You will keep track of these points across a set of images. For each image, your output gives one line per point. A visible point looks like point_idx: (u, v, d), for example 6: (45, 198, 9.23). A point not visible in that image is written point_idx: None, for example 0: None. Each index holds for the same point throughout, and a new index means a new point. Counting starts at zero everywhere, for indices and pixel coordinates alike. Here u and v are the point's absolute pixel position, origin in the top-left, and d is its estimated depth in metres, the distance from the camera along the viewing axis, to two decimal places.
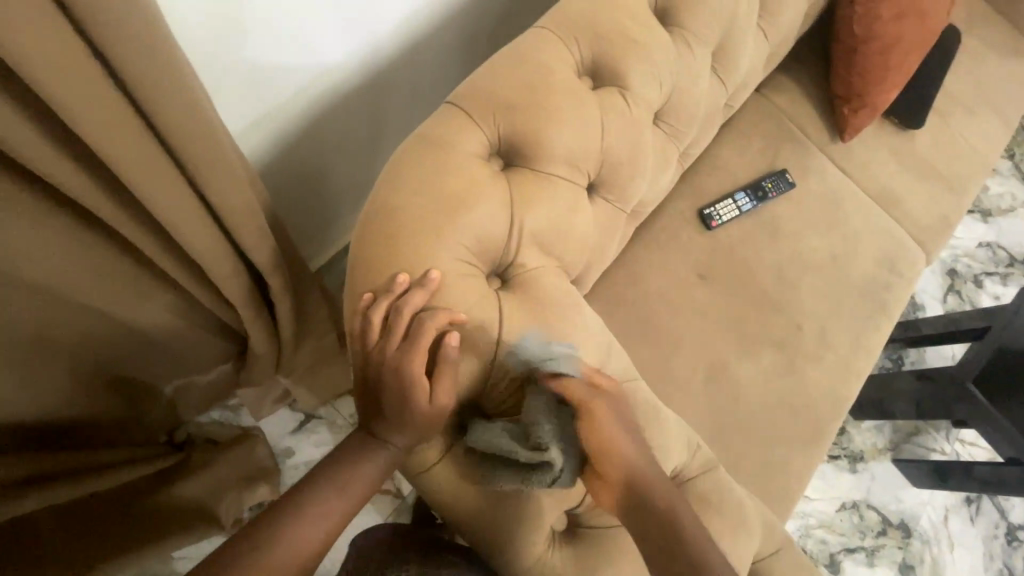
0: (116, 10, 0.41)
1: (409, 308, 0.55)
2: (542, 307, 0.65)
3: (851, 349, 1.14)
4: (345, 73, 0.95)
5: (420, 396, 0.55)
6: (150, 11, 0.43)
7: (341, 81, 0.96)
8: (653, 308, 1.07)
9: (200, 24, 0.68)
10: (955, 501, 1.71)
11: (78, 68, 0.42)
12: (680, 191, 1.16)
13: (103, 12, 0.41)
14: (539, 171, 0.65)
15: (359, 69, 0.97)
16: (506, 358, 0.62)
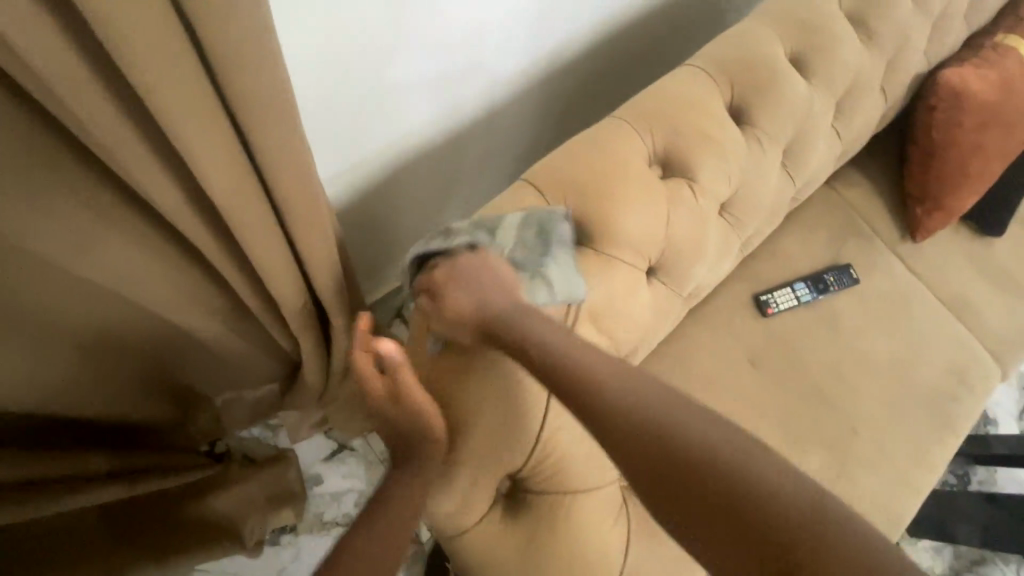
0: (246, 78, 0.47)
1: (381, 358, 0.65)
2: None
3: (912, 463, 1.07)
4: (426, 131, 1.03)
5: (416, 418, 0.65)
6: (276, 79, 0.49)
7: (422, 138, 1.03)
8: (698, 390, 1.04)
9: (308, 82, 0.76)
10: None
11: (209, 123, 0.48)
12: (738, 273, 1.15)
13: (237, 80, 0.46)
14: (607, 254, 0.67)
15: (439, 128, 1.04)
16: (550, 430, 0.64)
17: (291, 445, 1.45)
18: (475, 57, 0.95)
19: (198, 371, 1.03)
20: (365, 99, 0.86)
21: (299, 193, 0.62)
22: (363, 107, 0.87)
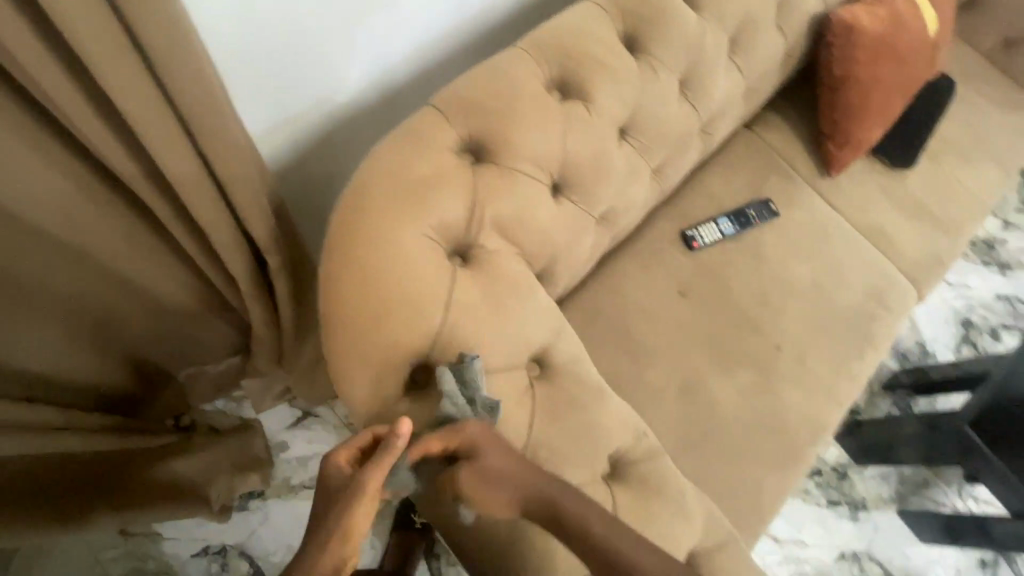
0: None
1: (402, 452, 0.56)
2: (495, 287, 0.70)
3: (833, 375, 1.14)
4: (359, 90, 1.06)
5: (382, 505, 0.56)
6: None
7: (354, 97, 1.06)
8: (630, 319, 1.11)
9: (228, 31, 0.79)
10: (969, 562, 1.61)
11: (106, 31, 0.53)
12: (666, 212, 1.22)
13: None
14: (508, 167, 0.73)
15: (372, 87, 1.08)
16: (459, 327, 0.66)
17: (255, 415, 1.48)
18: (399, 12, 0.99)
19: (149, 331, 1.12)
20: (290, 53, 0.89)
21: (210, 118, 0.67)
22: (289, 64, 0.91)
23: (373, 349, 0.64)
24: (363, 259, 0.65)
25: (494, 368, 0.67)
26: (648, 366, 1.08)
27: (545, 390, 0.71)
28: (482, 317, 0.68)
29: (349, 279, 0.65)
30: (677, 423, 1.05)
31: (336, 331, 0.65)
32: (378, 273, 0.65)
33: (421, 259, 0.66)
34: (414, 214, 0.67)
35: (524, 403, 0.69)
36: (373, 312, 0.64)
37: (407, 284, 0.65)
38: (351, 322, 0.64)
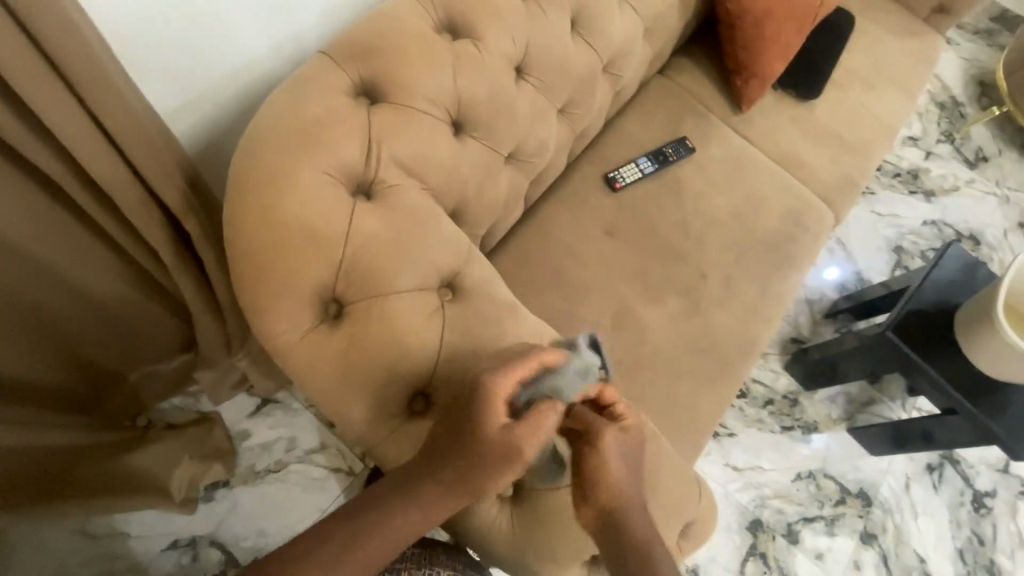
0: None
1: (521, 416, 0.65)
2: (398, 217, 0.73)
3: (758, 295, 1.21)
4: (275, 64, 1.02)
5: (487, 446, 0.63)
6: None
7: (271, 70, 1.02)
8: (561, 260, 1.15)
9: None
10: (915, 469, 1.71)
11: None
12: (589, 158, 1.27)
13: None
14: (403, 105, 0.76)
15: (288, 59, 1.04)
16: (362, 256, 0.70)
17: (214, 407, 1.47)
18: None
19: (90, 327, 1.12)
20: (192, 24, 0.85)
21: None
22: (189, 33, 0.86)
23: (279, 283, 0.66)
24: (261, 200, 0.67)
25: (402, 291, 0.71)
26: (582, 302, 1.12)
27: (456, 310, 0.75)
28: (388, 247, 0.71)
29: (250, 222, 0.67)
30: (613, 351, 1.10)
31: (245, 272, 0.67)
32: (276, 211, 0.67)
33: (319, 194, 0.69)
34: (308, 154, 0.69)
35: (435, 321, 0.73)
36: (275, 248, 0.67)
37: (306, 218, 0.68)
38: (254, 259, 0.67)
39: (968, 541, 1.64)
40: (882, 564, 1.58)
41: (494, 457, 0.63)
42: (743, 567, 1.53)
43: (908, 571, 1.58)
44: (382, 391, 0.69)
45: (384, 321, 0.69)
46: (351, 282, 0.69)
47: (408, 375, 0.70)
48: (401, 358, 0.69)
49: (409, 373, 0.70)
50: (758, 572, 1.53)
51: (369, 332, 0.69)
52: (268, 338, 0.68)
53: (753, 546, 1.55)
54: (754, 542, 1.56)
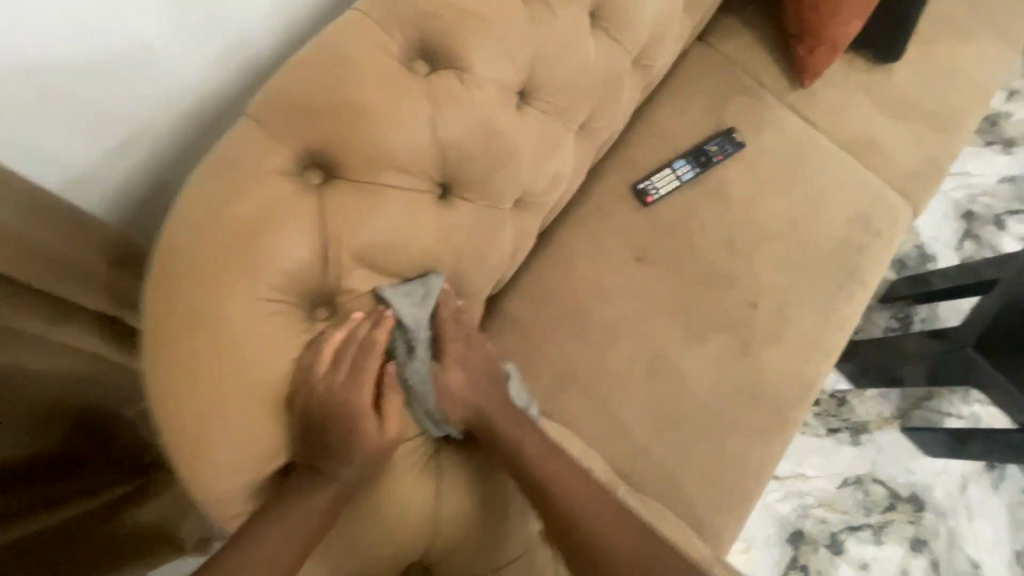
0: None
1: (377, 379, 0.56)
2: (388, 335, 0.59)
3: (818, 323, 1.02)
4: (223, 90, 0.78)
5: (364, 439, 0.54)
6: None
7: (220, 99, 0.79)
8: (582, 298, 0.97)
9: None
10: (973, 468, 1.57)
11: None
12: (613, 163, 1.05)
13: None
14: (369, 181, 0.56)
15: (240, 81, 0.80)
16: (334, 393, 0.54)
17: None
18: None
19: None
20: (84, 46, 0.61)
21: None
22: (82, 57, 0.62)
23: (219, 461, 0.50)
24: (180, 352, 0.50)
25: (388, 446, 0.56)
26: (608, 348, 0.95)
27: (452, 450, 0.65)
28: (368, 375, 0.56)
29: (170, 383, 0.49)
30: (648, 406, 0.94)
31: (169, 437, 0.51)
32: (206, 364, 0.50)
33: (261, 332, 0.51)
34: (241, 279, 0.51)
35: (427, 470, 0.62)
36: (208, 416, 0.50)
37: (249, 370, 0.51)
38: (180, 431, 0.50)
39: None
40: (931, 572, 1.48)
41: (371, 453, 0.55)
42: None
43: None
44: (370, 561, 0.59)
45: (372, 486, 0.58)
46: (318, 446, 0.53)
47: (398, 539, 0.60)
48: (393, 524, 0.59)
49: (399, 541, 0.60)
50: None
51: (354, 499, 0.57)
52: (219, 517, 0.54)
53: (794, 559, 1.46)
54: (795, 555, 1.46)
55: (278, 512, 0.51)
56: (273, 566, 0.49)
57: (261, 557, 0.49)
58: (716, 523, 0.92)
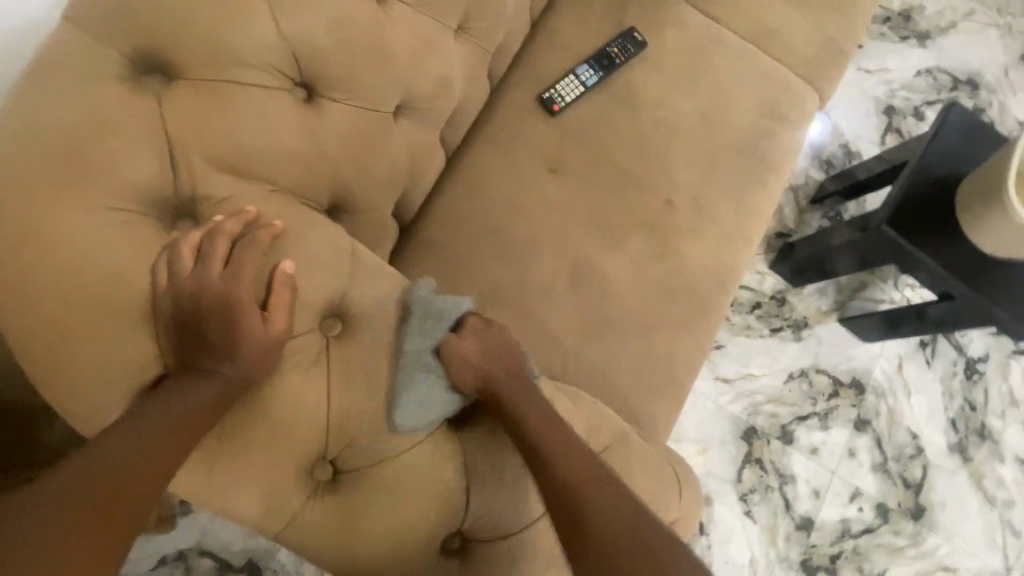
0: None
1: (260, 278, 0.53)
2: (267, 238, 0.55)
3: (735, 214, 1.03)
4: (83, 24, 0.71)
5: (245, 336, 0.51)
6: None
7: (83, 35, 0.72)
8: (498, 215, 0.96)
9: None
10: (908, 348, 1.65)
11: None
12: (517, 76, 1.03)
13: None
14: (211, 79, 0.54)
15: None
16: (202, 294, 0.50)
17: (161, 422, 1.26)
18: None
19: None
20: None
21: None
22: None
23: (83, 379, 0.49)
24: (19, 273, 0.47)
25: (267, 342, 0.52)
26: (530, 260, 0.95)
27: (347, 352, 0.57)
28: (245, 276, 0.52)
29: (18, 308, 0.48)
30: (575, 312, 0.94)
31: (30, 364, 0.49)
32: (53, 282, 0.48)
33: (104, 244, 0.49)
34: (74, 192, 0.48)
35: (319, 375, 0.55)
36: (62, 333, 0.48)
37: (100, 285, 0.48)
38: (38, 354, 0.48)
39: (960, 409, 1.63)
40: (876, 448, 1.57)
41: (256, 351, 0.51)
42: (740, 475, 1.51)
43: (901, 450, 1.58)
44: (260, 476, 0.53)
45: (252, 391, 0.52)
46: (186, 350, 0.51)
47: (291, 447, 0.54)
48: (280, 427, 0.53)
49: (290, 448, 0.53)
50: (756, 478, 1.51)
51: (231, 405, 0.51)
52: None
53: (749, 454, 1.53)
54: (750, 450, 1.53)
55: (154, 403, 0.48)
56: (147, 455, 0.47)
57: (135, 440, 0.47)
58: (653, 415, 0.94)
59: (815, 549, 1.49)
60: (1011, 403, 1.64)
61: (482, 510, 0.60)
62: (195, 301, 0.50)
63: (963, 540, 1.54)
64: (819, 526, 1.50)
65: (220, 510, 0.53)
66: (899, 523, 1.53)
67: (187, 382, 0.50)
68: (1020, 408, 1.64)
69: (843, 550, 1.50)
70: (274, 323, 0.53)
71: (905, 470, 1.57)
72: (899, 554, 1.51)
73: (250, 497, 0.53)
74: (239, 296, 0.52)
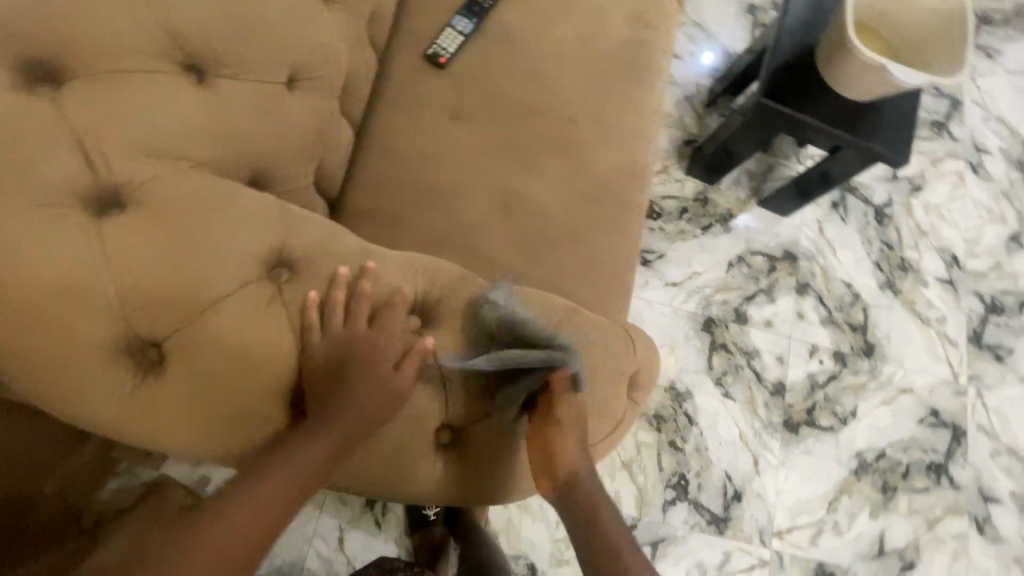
0: None
1: (208, 239, 0.59)
2: (203, 206, 0.60)
3: (631, 115, 1.12)
4: None
5: (212, 288, 0.58)
6: None
7: None
8: (418, 169, 1.02)
9: None
10: (824, 212, 1.81)
11: None
12: (400, 41, 1.09)
13: None
14: (109, 76, 0.60)
15: None
16: (154, 261, 0.56)
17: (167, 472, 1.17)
18: None
19: None
20: None
21: None
22: None
23: (59, 363, 0.53)
24: None
25: (226, 292, 0.59)
26: (456, 202, 1.01)
27: (300, 289, 0.64)
28: (191, 239, 0.58)
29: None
30: (511, 237, 1.01)
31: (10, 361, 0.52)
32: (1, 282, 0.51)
33: (40, 237, 0.52)
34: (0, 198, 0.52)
35: (279, 313, 0.62)
36: (30, 327, 0.52)
37: (50, 274, 0.52)
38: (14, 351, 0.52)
39: (881, 252, 1.80)
40: (820, 305, 1.73)
41: (225, 301, 0.59)
42: (710, 363, 1.63)
43: (841, 300, 1.74)
44: (250, 408, 0.61)
45: (222, 339, 0.58)
46: (150, 315, 0.56)
47: (273, 377, 0.61)
48: (256, 364, 0.60)
49: (270, 380, 0.61)
50: (725, 361, 1.64)
51: (205, 354, 0.58)
52: (96, 424, 0.57)
53: (713, 343, 1.65)
54: (713, 339, 1.65)
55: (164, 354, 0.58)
56: (170, 392, 0.58)
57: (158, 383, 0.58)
58: (610, 310, 1.02)
59: (792, 408, 1.63)
60: (921, 235, 1.83)
61: (454, 399, 0.71)
62: (152, 267, 0.56)
63: (913, 362, 1.71)
64: (790, 387, 1.64)
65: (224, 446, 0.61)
66: (856, 363, 1.69)
67: (177, 339, 0.58)
68: (929, 237, 1.84)
69: (816, 401, 1.64)
70: (231, 273, 0.59)
71: (849, 317, 1.73)
72: (863, 390, 1.67)
73: (249, 428, 0.61)
74: (189, 257, 0.57)
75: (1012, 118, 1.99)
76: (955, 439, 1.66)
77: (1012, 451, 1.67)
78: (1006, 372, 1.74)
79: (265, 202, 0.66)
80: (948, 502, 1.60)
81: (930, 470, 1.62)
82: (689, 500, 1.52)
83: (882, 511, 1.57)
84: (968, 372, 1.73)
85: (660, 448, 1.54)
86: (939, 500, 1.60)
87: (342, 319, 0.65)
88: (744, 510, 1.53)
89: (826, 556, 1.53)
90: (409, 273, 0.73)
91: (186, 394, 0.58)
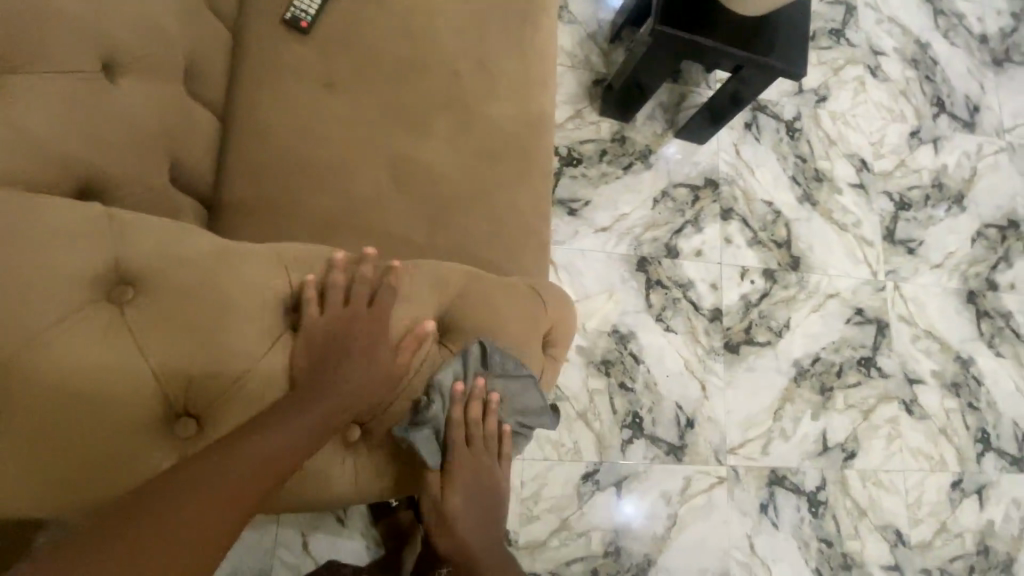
0: None
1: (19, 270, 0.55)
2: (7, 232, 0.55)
3: (521, 58, 1.05)
4: None
5: (31, 322, 0.54)
6: None
7: None
8: (296, 148, 0.93)
9: None
10: (738, 134, 1.83)
11: None
12: (252, 8, 0.98)
13: None
14: None
15: None
16: None
17: None
18: None
19: None
20: None
21: None
22: None
23: None
24: None
25: (43, 327, 0.55)
26: (346, 179, 0.93)
27: (143, 310, 0.60)
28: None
29: None
30: (411, 207, 0.95)
31: None
32: None
33: None
34: None
35: (121, 337, 0.59)
36: None
37: None
38: None
39: (796, 166, 1.85)
40: (745, 227, 1.76)
41: (51, 334, 0.55)
42: (648, 301, 1.65)
43: (764, 219, 1.78)
44: (104, 448, 0.57)
45: (47, 376, 0.55)
46: None
47: (130, 405, 0.58)
48: (105, 398, 0.57)
49: (121, 414, 0.58)
50: (663, 297, 1.65)
51: (34, 395, 0.54)
52: None
53: (649, 281, 1.66)
54: (648, 277, 1.66)
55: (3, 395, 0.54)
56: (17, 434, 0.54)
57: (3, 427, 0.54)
58: (530, 268, 0.98)
59: (731, 330, 1.68)
60: (831, 144, 1.89)
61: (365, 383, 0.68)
62: None
63: (835, 267, 1.79)
64: (726, 311, 1.69)
65: (103, 486, 0.57)
66: (784, 277, 1.75)
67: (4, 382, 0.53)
68: (838, 144, 1.89)
69: (752, 320, 1.70)
70: (54, 304, 0.56)
71: (774, 234, 1.78)
72: (794, 302, 1.74)
73: (117, 467, 0.58)
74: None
75: (904, 17, 2.04)
76: (880, 332, 1.77)
77: (930, 334, 1.80)
78: (919, 263, 1.84)
79: (87, 214, 0.61)
80: (880, 391, 1.72)
81: (861, 365, 1.73)
82: (645, 435, 1.56)
83: (822, 411, 1.67)
84: (886, 268, 1.82)
85: (611, 391, 1.57)
86: (872, 390, 1.72)
87: (200, 332, 0.61)
88: (698, 435, 1.59)
89: (777, 461, 1.62)
90: (277, 265, 0.69)
91: (36, 432, 0.54)
